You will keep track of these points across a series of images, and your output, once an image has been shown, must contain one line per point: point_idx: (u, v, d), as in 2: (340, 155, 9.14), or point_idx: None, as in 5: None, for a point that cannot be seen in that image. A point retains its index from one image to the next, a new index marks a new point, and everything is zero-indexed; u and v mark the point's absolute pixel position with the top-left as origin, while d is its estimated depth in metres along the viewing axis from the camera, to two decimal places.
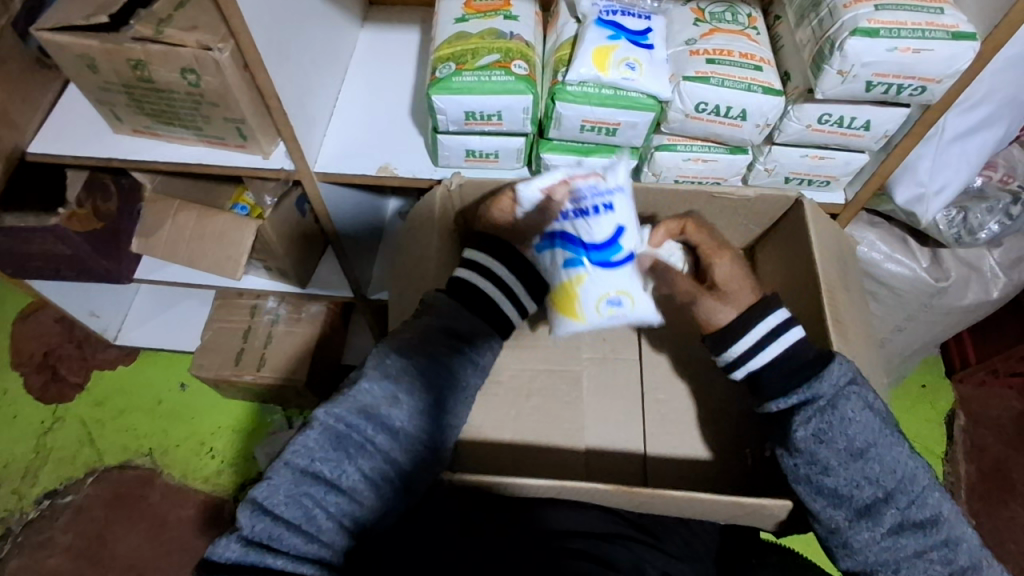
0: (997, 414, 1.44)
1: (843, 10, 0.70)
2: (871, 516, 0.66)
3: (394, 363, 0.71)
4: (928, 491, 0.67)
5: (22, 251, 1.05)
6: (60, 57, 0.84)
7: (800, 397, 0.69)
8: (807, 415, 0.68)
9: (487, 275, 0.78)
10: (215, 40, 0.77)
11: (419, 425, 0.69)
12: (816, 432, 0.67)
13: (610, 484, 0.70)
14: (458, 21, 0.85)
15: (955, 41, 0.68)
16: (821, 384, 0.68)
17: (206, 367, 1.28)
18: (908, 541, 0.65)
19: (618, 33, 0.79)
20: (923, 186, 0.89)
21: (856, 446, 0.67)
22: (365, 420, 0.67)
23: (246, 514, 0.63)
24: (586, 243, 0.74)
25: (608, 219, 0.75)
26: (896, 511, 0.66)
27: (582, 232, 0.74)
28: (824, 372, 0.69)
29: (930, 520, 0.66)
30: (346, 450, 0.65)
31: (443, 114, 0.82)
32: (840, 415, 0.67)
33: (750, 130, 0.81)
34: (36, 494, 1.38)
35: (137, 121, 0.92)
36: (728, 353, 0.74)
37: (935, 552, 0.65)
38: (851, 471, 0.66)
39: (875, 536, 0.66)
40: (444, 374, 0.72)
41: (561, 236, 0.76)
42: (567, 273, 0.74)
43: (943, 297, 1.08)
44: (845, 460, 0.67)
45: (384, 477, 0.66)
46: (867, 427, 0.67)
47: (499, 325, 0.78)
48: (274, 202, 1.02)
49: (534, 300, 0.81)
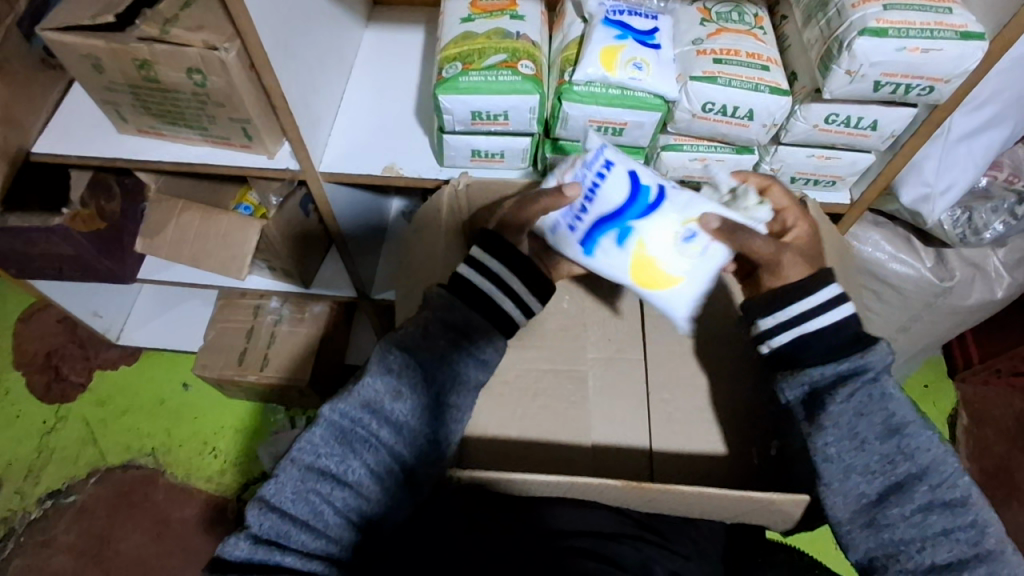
0: (999, 414, 1.44)
1: (851, 10, 0.70)
2: (902, 492, 0.69)
3: (394, 357, 0.69)
4: (960, 473, 0.69)
5: (26, 251, 1.05)
6: (65, 57, 0.84)
7: (846, 367, 0.71)
8: (853, 389, 0.70)
9: (482, 270, 0.74)
10: (221, 40, 0.77)
11: (422, 416, 0.69)
12: (856, 407, 0.70)
13: (621, 480, 0.70)
14: (463, 21, 0.85)
15: (964, 41, 0.68)
16: (872, 356, 0.70)
17: (209, 367, 1.28)
18: (937, 519, 0.68)
19: (625, 32, 0.79)
20: (929, 186, 0.89)
21: (894, 423, 0.70)
22: (368, 413, 0.67)
23: (254, 512, 0.64)
24: (619, 210, 0.73)
25: (619, 174, 0.74)
26: (927, 490, 0.68)
27: (607, 207, 0.73)
28: (877, 346, 0.71)
29: (959, 501, 0.68)
30: (350, 445, 0.66)
31: (450, 114, 0.82)
32: (883, 392, 0.70)
33: (756, 129, 0.81)
34: (39, 494, 1.38)
35: (143, 121, 0.92)
36: (789, 309, 0.73)
37: (961, 532, 0.67)
38: (888, 447, 0.70)
39: (904, 512, 0.68)
40: (445, 370, 0.70)
41: (596, 228, 0.74)
42: (627, 249, 0.73)
43: (948, 296, 1.08)
44: (881, 435, 0.70)
45: (388, 470, 0.67)
46: (905, 406, 0.70)
47: (497, 321, 0.74)
48: (279, 201, 1.03)
49: (537, 298, 0.76)
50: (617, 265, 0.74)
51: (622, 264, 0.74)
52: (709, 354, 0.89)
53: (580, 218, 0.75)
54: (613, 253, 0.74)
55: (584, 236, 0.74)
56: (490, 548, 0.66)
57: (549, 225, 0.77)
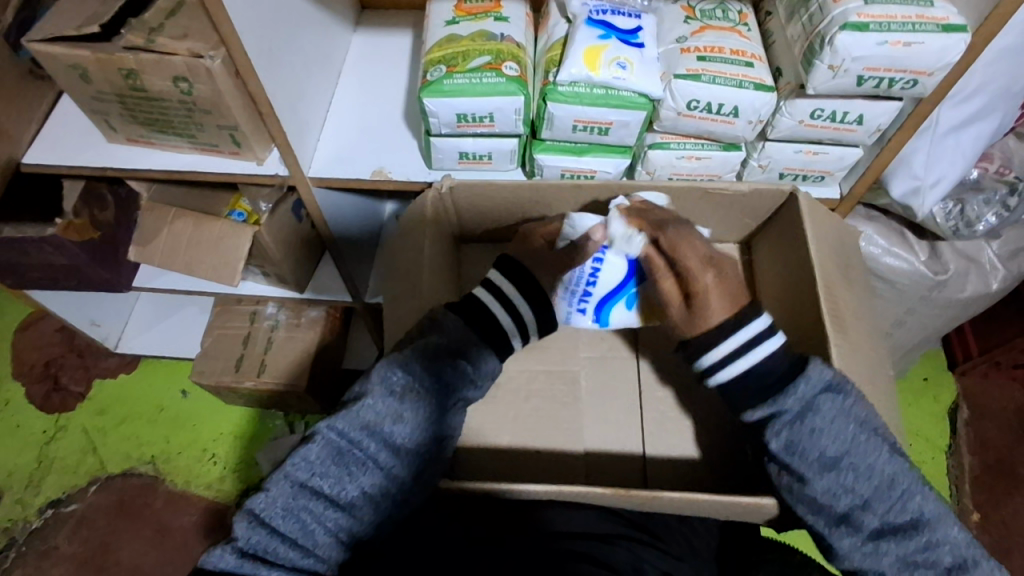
0: (999, 407, 1.44)
1: (832, 6, 0.70)
2: (849, 523, 0.66)
3: (398, 379, 0.69)
4: (909, 496, 0.65)
5: (19, 261, 1.05)
6: (52, 67, 0.84)
7: (765, 412, 0.69)
8: (777, 429, 0.68)
9: (491, 289, 0.78)
10: (206, 48, 0.77)
11: (421, 438, 0.68)
12: (788, 445, 0.67)
13: (607, 487, 0.70)
14: (448, 23, 0.85)
15: (946, 34, 0.68)
16: (785, 401, 0.68)
17: (206, 374, 1.28)
18: (891, 548, 0.64)
19: (608, 32, 0.79)
20: (919, 178, 0.89)
21: (828, 458, 0.66)
22: (367, 435, 0.66)
23: (241, 524, 0.63)
24: (620, 285, 0.82)
25: (614, 255, 0.81)
26: (875, 517, 0.65)
27: (613, 280, 0.82)
28: (793, 386, 0.68)
29: (911, 524, 0.65)
30: (347, 467, 0.65)
31: (435, 117, 0.82)
32: (810, 427, 0.66)
33: (743, 126, 0.81)
34: (39, 503, 1.38)
35: (132, 130, 0.93)
36: (705, 360, 0.73)
37: (917, 555, 0.64)
38: (825, 483, 0.66)
39: (855, 542, 0.66)
40: (451, 395, 0.71)
41: (609, 305, 0.83)
42: (632, 307, 0.84)
43: (942, 289, 1.08)
44: (819, 471, 0.66)
45: (384, 493, 0.66)
46: (838, 436, 0.66)
47: (495, 341, 0.76)
48: (270, 207, 1.04)
49: (537, 315, 0.79)
50: (631, 321, 0.85)
51: (636, 319, 0.85)
52: None
53: (586, 299, 0.82)
54: (620, 313, 0.84)
55: (595, 313, 0.84)
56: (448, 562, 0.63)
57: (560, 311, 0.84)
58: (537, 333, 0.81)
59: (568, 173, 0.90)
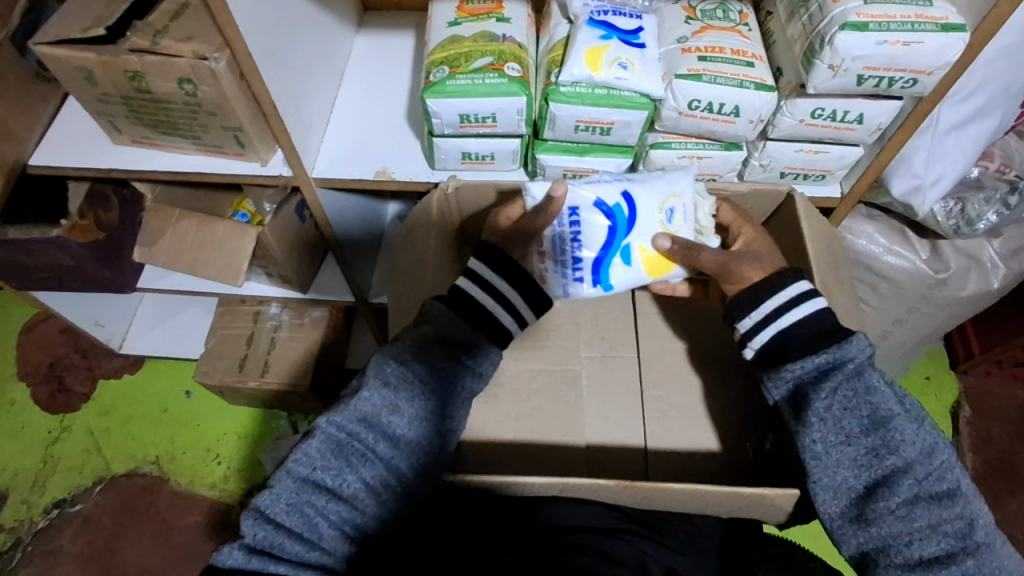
0: (1001, 405, 1.44)
1: (832, 6, 0.70)
2: (888, 485, 0.67)
3: (392, 369, 0.71)
4: (948, 466, 0.67)
5: (25, 263, 1.06)
6: (58, 70, 0.85)
7: (824, 362, 0.72)
8: (838, 381, 0.70)
9: (477, 281, 0.77)
10: (211, 50, 0.78)
11: (420, 431, 0.70)
12: (840, 401, 0.70)
13: (613, 480, 0.70)
14: (451, 24, 0.85)
15: (945, 33, 0.69)
16: (849, 349, 0.71)
17: (210, 374, 1.29)
18: (923, 513, 0.65)
19: (610, 33, 0.79)
20: (919, 177, 0.89)
21: (880, 415, 0.69)
22: (365, 427, 0.69)
23: (249, 522, 0.64)
24: (608, 241, 0.79)
25: (585, 211, 0.79)
26: (914, 482, 0.66)
27: (595, 235, 0.79)
28: (857, 337, 0.72)
29: (947, 494, 0.66)
30: (346, 458, 0.67)
31: (438, 117, 0.83)
32: (867, 384, 0.70)
33: (743, 126, 0.81)
34: (45, 503, 1.39)
35: (137, 132, 0.93)
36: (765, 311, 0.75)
37: (949, 524, 0.65)
38: (876, 439, 0.68)
39: (891, 506, 0.66)
40: (450, 383, 0.73)
41: (605, 264, 0.79)
42: (633, 258, 0.79)
43: (943, 287, 1.09)
44: (865, 429, 0.69)
45: (384, 485, 0.68)
46: (887, 399, 0.69)
47: (487, 328, 0.76)
48: (273, 208, 1.04)
49: (531, 310, 0.79)
50: (638, 278, 0.80)
51: (642, 272, 0.80)
52: (704, 351, 0.89)
53: (578, 260, 0.79)
54: (622, 271, 0.79)
55: (592, 276, 0.79)
56: (454, 549, 0.64)
57: (554, 286, 0.81)
58: (535, 315, 0.80)
59: (569, 173, 0.90)
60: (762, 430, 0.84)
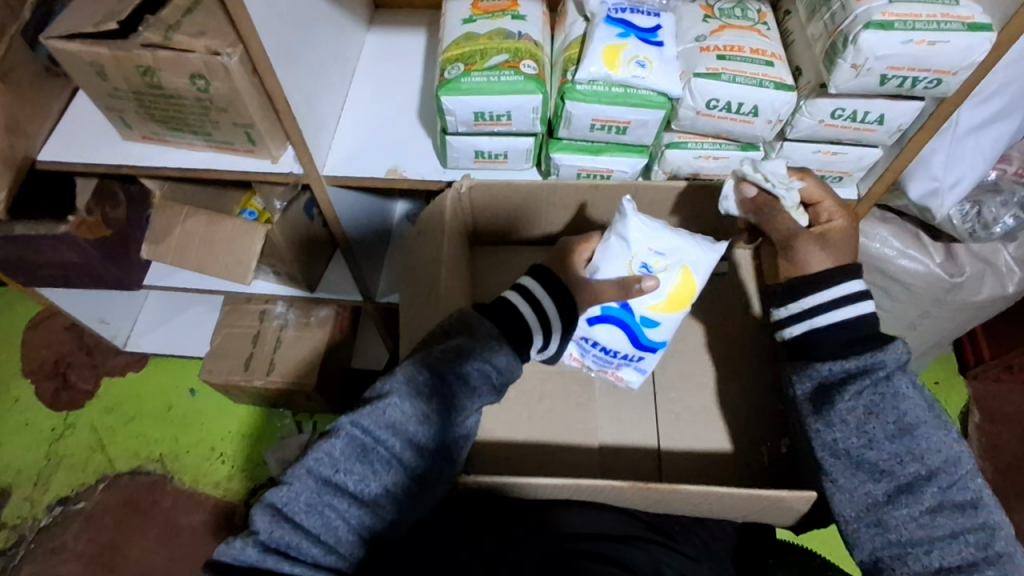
0: (1011, 410, 1.43)
1: (855, 5, 0.69)
2: (910, 492, 0.66)
3: (425, 379, 0.68)
4: (971, 475, 0.67)
5: (32, 260, 1.05)
6: (70, 64, 0.84)
7: (855, 366, 0.70)
8: (860, 387, 0.69)
9: (517, 288, 0.75)
10: (224, 45, 0.77)
11: (447, 438, 0.68)
12: (865, 403, 0.68)
13: (625, 481, 0.69)
14: (465, 22, 0.85)
15: (971, 32, 0.67)
16: (883, 356, 0.69)
17: (216, 373, 1.28)
18: (946, 521, 0.65)
19: (628, 30, 0.78)
20: (937, 180, 0.88)
21: (905, 422, 0.67)
22: (391, 434, 0.66)
23: (263, 518, 0.62)
24: (629, 332, 0.79)
25: (594, 330, 0.79)
26: (937, 490, 0.66)
27: (615, 335, 0.79)
28: (889, 344, 0.69)
29: (970, 504, 0.65)
30: (370, 464, 0.65)
31: (452, 115, 0.82)
32: (896, 390, 0.68)
33: (761, 125, 0.80)
34: (48, 501, 1.38)
35: (147, 128, 0.92)
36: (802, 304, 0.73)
37: (970, 534, 0.65)
38: (897, 445, 0.67)
39: (913, 513, 0.66)
40: (467, 388, 0.70)
41: (643, 343, 0.79)
42: (656, 321, 0.78)
43: (957, 292, 1.08)
44: (891, 434, 0.67)
45: (408, 488, 0.65)
46: (918, 405, 0.68)
47: (511, 334, 0.73)
48: (283, 206, 1.03)
49: (563, 321, 0.75)
50: (675, 321, 0.78)
51: (674, 316, 0.78)
52: (718, 354, 0.88)
53: (625, 355, 0.81)
54: (660, 327, 0.78)
55: (648, 351, 0.80)
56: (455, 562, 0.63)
57: (631, 378, 0.83)
58: (568, 330, 0.75)
59: (584, 173, 0.89)
60: (776, 434, 0.83)
